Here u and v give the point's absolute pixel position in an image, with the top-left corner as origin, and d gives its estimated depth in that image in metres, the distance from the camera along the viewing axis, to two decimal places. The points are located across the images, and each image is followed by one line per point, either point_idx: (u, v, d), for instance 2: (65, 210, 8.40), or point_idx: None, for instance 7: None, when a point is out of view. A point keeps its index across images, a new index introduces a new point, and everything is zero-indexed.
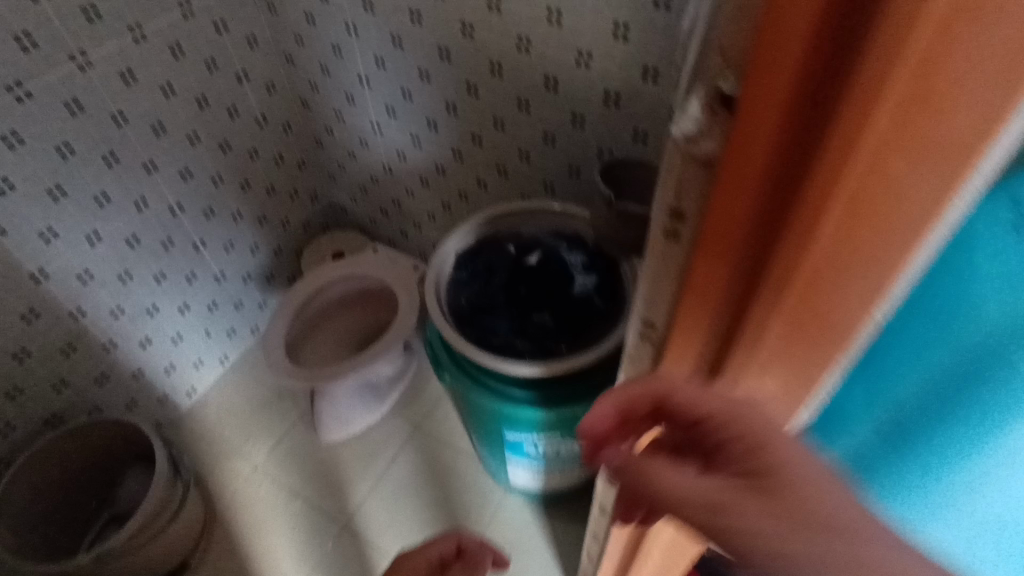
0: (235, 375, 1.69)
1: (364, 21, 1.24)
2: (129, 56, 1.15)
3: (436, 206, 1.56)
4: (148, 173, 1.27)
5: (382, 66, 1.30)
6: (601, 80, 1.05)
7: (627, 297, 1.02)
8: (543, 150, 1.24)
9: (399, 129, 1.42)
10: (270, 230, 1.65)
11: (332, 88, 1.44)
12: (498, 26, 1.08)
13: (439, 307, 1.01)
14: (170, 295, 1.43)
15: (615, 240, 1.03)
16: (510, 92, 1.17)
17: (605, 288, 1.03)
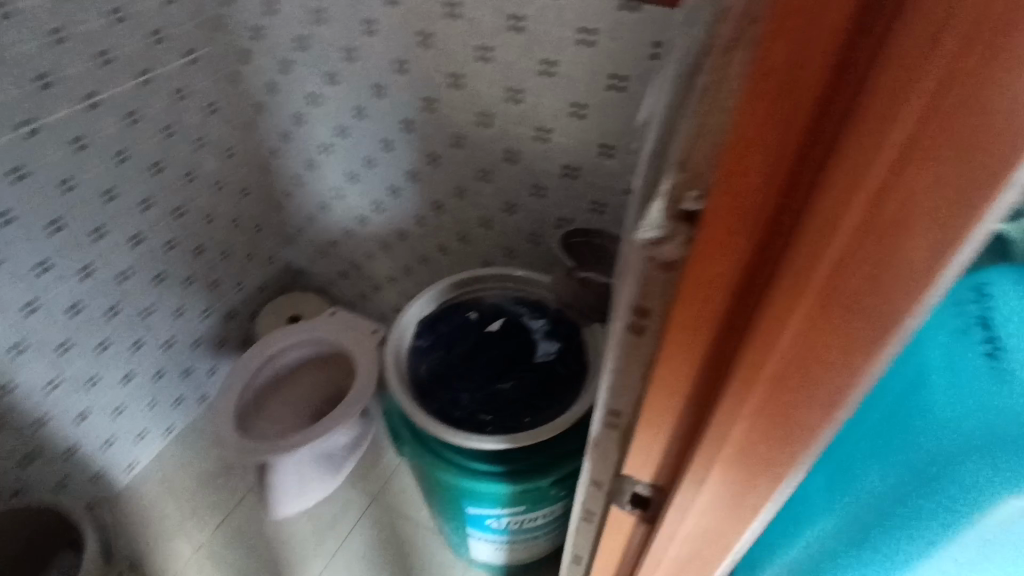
0: (180, 447, 1.59)
1: (327, 92, 1.25)
2: (81, 123, 1.13)
3: (397, 270, 1.55)
4: (95, 240, 1.23)
5: (344, 135, 1.31)
6: (560, 154, 1.09)
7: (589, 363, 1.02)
8: (504, 218, 1.26)
9: (360, 194, 1.42)
10: (224, 294, 1.60)
11: (293, 154, 1.44)
12: (460, 102, 1.11)
13: (399, 380, 0.99)
14: (112, 365, 1.36)
15: (578, 308, 1.04)
16: (472, 163, 1.20)
17: (567, 356, 1.03)
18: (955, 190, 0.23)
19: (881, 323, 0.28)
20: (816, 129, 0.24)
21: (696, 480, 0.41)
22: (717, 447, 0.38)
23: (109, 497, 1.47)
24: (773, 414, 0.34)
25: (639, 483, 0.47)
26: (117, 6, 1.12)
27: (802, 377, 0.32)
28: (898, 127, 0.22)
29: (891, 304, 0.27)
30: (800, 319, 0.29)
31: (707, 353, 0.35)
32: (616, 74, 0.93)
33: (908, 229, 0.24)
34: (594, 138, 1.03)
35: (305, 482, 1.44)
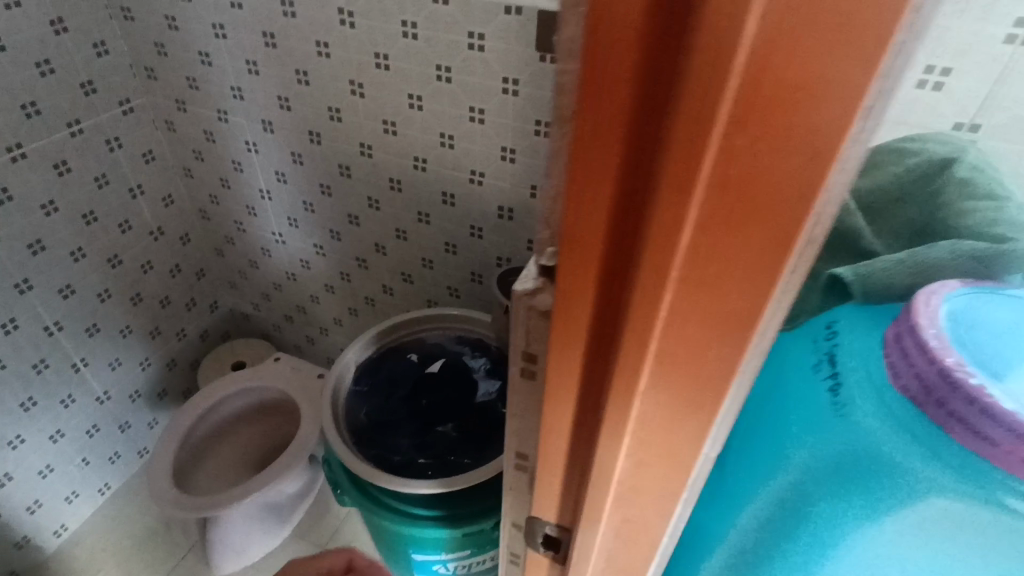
0: (116, 506, 1.52)
1: (264, 139, 1.26)
2: (4, 176, 1.11)
3: (342, 312, 1.54)
4: (20, 294, 1.19)
5: (283, 180, 1.32)
6: (494, 197, 1.12)
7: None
8: (445, 259, 1.27)
9: (302, 239, 1.42)
10: (164, 343, 1.56)
11: (233, 200, 1.43)
12: (395, 147, 1.14)
13: (337, 427, 0.98)
14: (39, 423, 1.30)
15: None
16: (410, 205, 1.22)
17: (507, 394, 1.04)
18: (759, 248, 0.25)
19: (722, 365, 0.30)
20: (632, 195, 0.26)
21: (594, 519, 0.42)
22: (606, 487, 0.39)
23: (35, 564, 1.39)
24: (648, 453, 0.36)
25: (548, 524, 0.48)
26: (44, 59, 1.11)
27: (666, 418, 0.33)
28: (698, 195, 0.24)
29: (728, 349, 0.29)
30: (652, 367, 0.31)
31: (581, 399, 0.36)
32: (541, 121, 0.98)
33: (728, 282, 0.26)
34: (525, 180, 1.07)
35: (247, 537, 1.38)
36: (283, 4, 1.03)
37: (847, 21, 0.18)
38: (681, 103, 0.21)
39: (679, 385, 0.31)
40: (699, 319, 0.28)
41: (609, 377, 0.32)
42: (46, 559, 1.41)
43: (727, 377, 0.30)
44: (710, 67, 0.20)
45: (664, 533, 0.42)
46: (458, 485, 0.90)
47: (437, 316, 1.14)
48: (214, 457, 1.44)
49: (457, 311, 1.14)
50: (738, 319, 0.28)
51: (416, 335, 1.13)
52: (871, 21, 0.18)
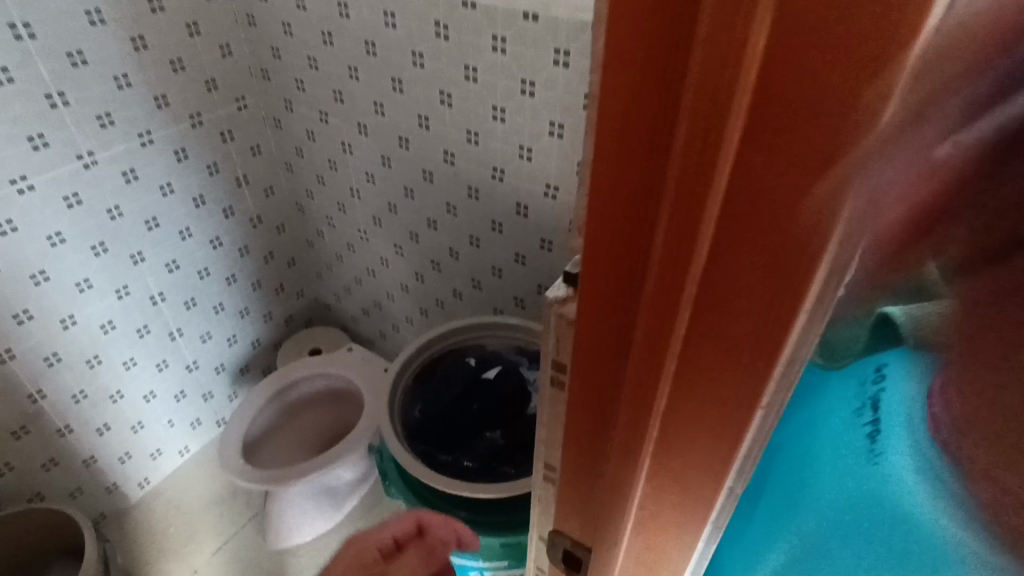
0: (194, 468, 1.65)
1: (358, 140, 1.34)
2: (133, 158, 1.24)
3: (414, 311, 1.60)
4: (134, 264, 1.32)
5: (372, 181, 1.39)
6: (567, 212, 1.12)
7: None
8: (514, 269, 1.29)
9: (383, 237, 1.49)
10: (252, 322, 1.68)
11: (325, 196, 1.53)
12: (476, 156, 1.17)
13: (392, 420, 1.02)
14: (137, 383, 1.43)
15: None
16: (486, 214, 1.25)
17: None
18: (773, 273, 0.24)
19: (736, 391, 0.28)
20: (646, 211, 0.26)
21: (611, 542, 0.41)
22: (626, 513, 0.38)
23: (119, 510, 1.53)
24: (667, 478, 0.35)
25: (569, 541, 0.48)
26: (178, 58, 1.24)
27: (685, 442, 0.32)
28: (709, 214, 0.24)
29: (744, 377, 0.28)
30: (669, 387, 0.30)
31: (601, 413, 0.36)
32: None
33: (740, 305, 0.26)
34: None
35: (303, 515, 1.45)
36: (386, 15, 1.10)
37: (855, 55, 0.18)
38: (687, 110, 0.22)
39: (696, 410, 0.30)
40: (712, 341, 0.27)
41: (628, 392, 0.32)
42: (129, 507, 1.55)
43: (744, 407, 0.29)
44: (716, 86, 0.21)
45: (687, 569, 0.40)
46: (501, 493, 0.90)
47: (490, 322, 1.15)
48: (283, 435, 1.53)
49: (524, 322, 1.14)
50: (752, 344, 0.27)
51: (476, 339, 1.15)
52: (875, 55, 0.18)
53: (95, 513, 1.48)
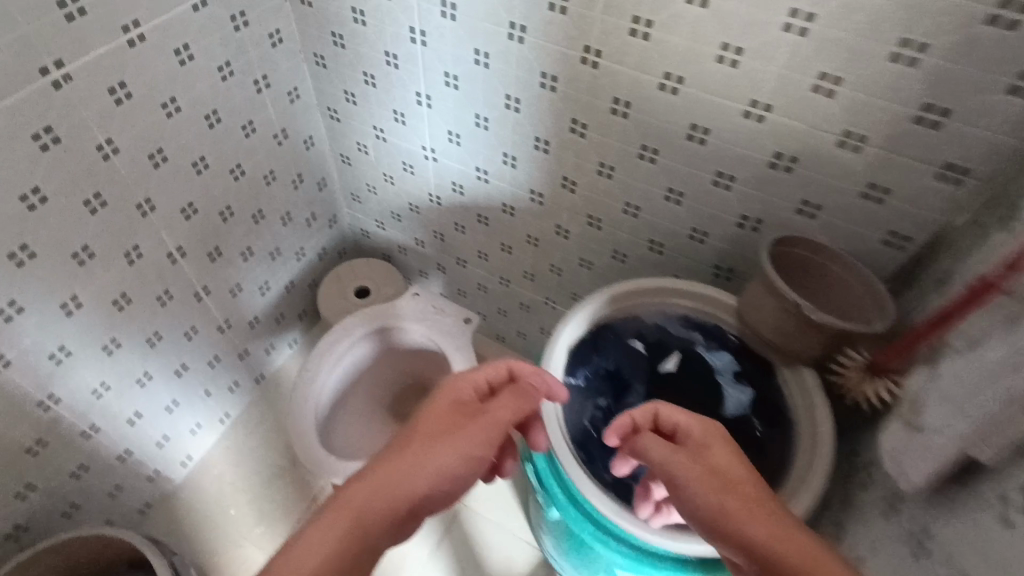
0: (239, 436, 1.40)
1: (438, 27, 0.94)
2: (121, 65, 0.83)
3: (492, 246, 1.29)
4: (143, 217, 0.96)
5: (453, 86, 1.02)
6: (771, 140, 0.81)
7: (790, 420, 0.82)
8: (659, 208, 0.99)
9: (461, 157, 1.14)
10: (283, 264, 1.35)
11: (376, 101, 1.14)
12: (639, 56, 0.81)
13: (566, 443, 0.80)
14: (165, 360, 1.14)
15: (785, 351, 0.82)
16: (633, 137, 0.91)
17: (764, 407, 0.84)
18: None
19: None
20: None
21: None
22: None
23: (164, 495, 1.29)
24: None
25: None
26: None
27: None
28: None
29: None
30: None
31: None
32: (910, 40, 0.65)
33: None
34: (838, 121, 0.75)
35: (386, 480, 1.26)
36: None
37: None
38: None
39: None
40: None
41: None
42: (175, 490, 1.32)
43: None
44: None
45: None
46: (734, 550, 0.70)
47: (657, 288, 0.91)
48: (353, 400, 1.31)
49: (691, 283, 0.90)
50: None
51: (633, 314, 0.91)
52: None
53: (140, 505, 1.25)
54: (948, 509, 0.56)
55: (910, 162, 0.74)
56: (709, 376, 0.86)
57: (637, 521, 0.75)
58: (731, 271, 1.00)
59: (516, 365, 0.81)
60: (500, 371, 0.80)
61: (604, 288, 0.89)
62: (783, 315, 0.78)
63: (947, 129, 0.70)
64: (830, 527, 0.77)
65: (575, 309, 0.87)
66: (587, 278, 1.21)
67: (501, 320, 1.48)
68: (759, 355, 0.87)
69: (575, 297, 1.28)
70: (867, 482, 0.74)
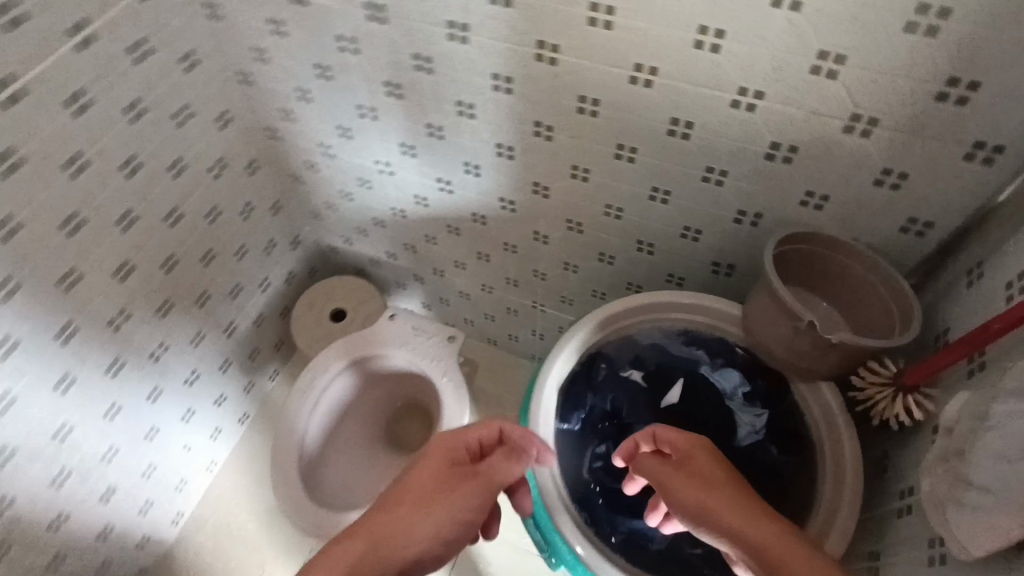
0: (229, 482, 1.34)
1: (367, 33, 0.81)
2: (2, 131, 0.70)
3: (468, 255, 1.19)
4: (66, 290, 0.85)
5: (397, 95, 0.89)
6: (766, 130, 0.69)
7: (812, 442, 0.74)
8: (644, 208, 0.88)
9: (418, 169, 1.02)
10: (246, 299, 1.25)
11: (317, 116, 1.01)
12: (603, 47, 0.69)
13: (566, 503, 0.72)
14: (129, 428, 1.06)
15: (796, 367, 0.74)
16: (607, 137, 0.80)
17: (781, 431, 0.76)
18: None
19: None
20: None
21: None
22: None
23: (159, 556, 1.24)
24: None
25: None
26: None
27: None
28: None
29: None
30: None
31: None
32: (931, 6, 0.53)
33: None
34: (843, 104, 0.63)
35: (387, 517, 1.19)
36: None
37: None
38: None
39: None
40: None
41: None
42: (170, 548, 1.26)
43: None
44: None
45: None
46: None
47: (652, 305, 0.81)
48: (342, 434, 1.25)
49: (687, 295, 0.81)
50: None
51: (627, 335, 0.82)
52: None
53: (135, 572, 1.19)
54: None
55: (932, 144, 0.63)
56: (717, 397, 0.78)
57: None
58: (732, 267, 0.89)
59: (509, 425, 0.73)
60: (491, 430, 0.72)
61: (584, 318, 0.80)
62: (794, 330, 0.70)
63: (977, 106, 0.58)
64: (866, 560, 0.70)
65: (557, 348, 0.79)
66: (574, 281, 1.11)
67: (490, 325, 1.38)
68: (772, 370, 0.78)
69: (564, 299, 1.18)
70: (906, 512, 0.66)
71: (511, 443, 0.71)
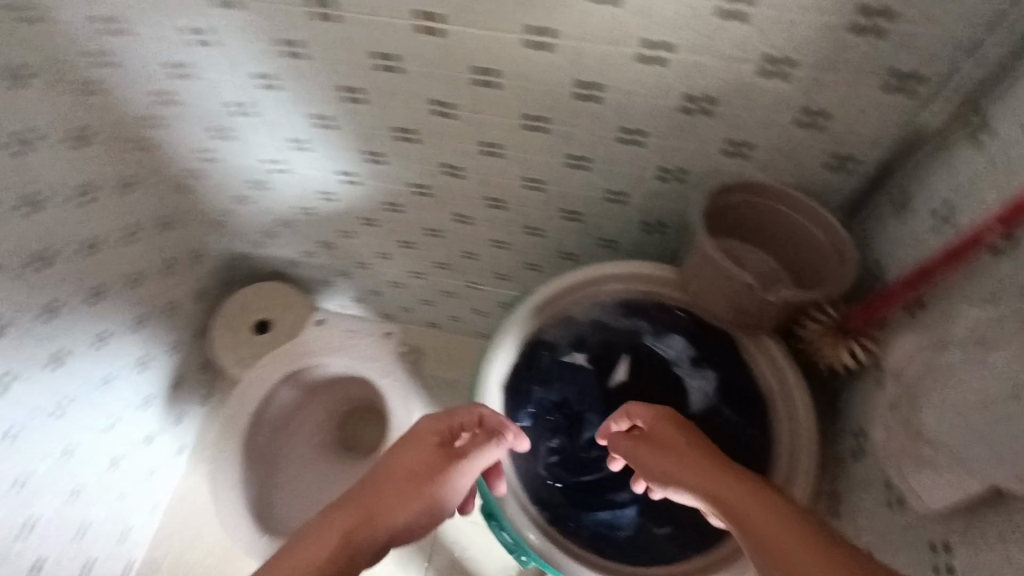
0: (175, 522, 1.23)
1: (220, 23, 0.71)
2: None
3: (390, 244, 1.11)
4: None
5: (273, 88, 0.79)
6: (680, 83, 0.64)
7: (763, 397, 0.73)
8: (564, 177, 0.82)
9: (316, 163, 0.92)
10: (155, 328, 1.14)
11: (189, 118, 0.89)
12: (492, 11, 0.61)
13: (524, 506, 0.69)
14: (46, 494, 0.96)
15: (738, 323, 0.72)
16: (513, 107, 0.72)
17: (731, 392, 0.73)
18: None
19: None
20: None
21: None
22: None
23: None
24: None
25: None
26: None
27: None
28: None
29: None
30: None
31: None
32: None
33: None
34: (758, 46, 0.58)
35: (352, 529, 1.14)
36: None
37: None
38: None
39: None
40: None
41: None
42: None
43: None
44: None
45: None
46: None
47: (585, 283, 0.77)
48: (290, 450, 1.18)
49: (622, 263, 0.77)
50: None
51: (563, 316, 0.77)
52: None
53: None
54: (975, 529, 0.48)
55: (850, 80, 0.59)
56: (665, 367, 0.76)
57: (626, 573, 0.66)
58: (663, 225, 0.86)
59: (488, 410, 0.69)
60: (472, 415, 0.68)
61: (519, 309, 0.75)
62: (729, 287, 0.68)
63: (894, 35, 0.54)
64: (827, 503, 0.71)
65: (494, 348, 0.74)
66: (506, 256, 1.05)
67: (427, 310, 1.31)
68: (716, 330, 0.76)
69: (499, 276, 1.11)
70: (860, 457, 0.66)
71: (488, 427, 0.67)
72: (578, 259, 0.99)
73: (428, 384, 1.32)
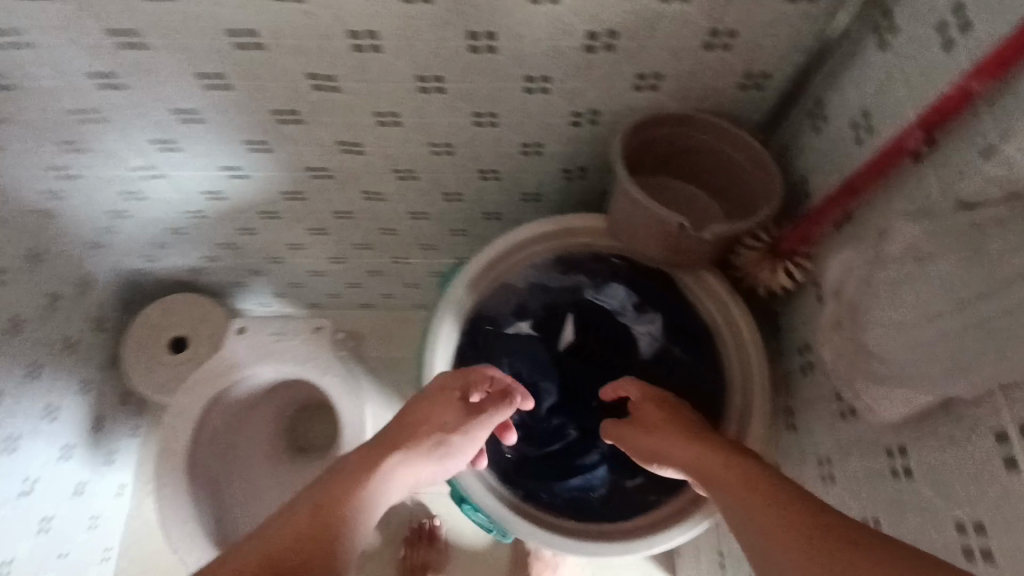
0: (132, 565, 1.16)
1: (29, 19, 0.59)
2: None
3: (300, 233, 1.02)
4: None
5: (116, 86, 0.68)
6: (576, 19, 0.58)
7: (707, 329, 0.72)
8: (473, 136, 0.76)
9: (193, 161, 0.82)
10: (55, 371, 1.02)
11: (25, 135, 0.77)
12: None
13: (496, 491, 0.68)
14: None
15: (673, 261, 0.71)
16: (402, 70, 0.65)
17: (677, 330, 0.73)
18: None
19: None
20: None
21: None
22: None
23: None
24: None
25: None
26: None
27: None
28: None
29: None
30: None
31: None
32: None
33: None
34: None
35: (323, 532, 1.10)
36: None
37: None
38: None
39: None
40: None
41: None
42: None
43: None
44: None
45: None
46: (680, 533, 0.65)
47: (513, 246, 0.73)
48: (241, 466, 1.11)
49: (546, 221, 0.73)
50: None
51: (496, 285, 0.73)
52: None
53: None
54: (927, 432, 0.49)
55: None
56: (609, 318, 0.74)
57: (608, 532, 0.67)
58: (584, 170, 0.82)
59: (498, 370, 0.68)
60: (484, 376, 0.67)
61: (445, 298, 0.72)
62: (659, 228, 0.66)
63: None
64: (782, 419, 0.73)
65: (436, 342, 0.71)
66: (429, 226, 0.99)
67: (357, 293, 1.24)
68: (653, 271, 0.74)
69: (425, 246, 1.05)
70: (808, 373, 0.67)
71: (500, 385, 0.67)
72: (503, 216, 0.94)
73: (373, 367, 1.27)
